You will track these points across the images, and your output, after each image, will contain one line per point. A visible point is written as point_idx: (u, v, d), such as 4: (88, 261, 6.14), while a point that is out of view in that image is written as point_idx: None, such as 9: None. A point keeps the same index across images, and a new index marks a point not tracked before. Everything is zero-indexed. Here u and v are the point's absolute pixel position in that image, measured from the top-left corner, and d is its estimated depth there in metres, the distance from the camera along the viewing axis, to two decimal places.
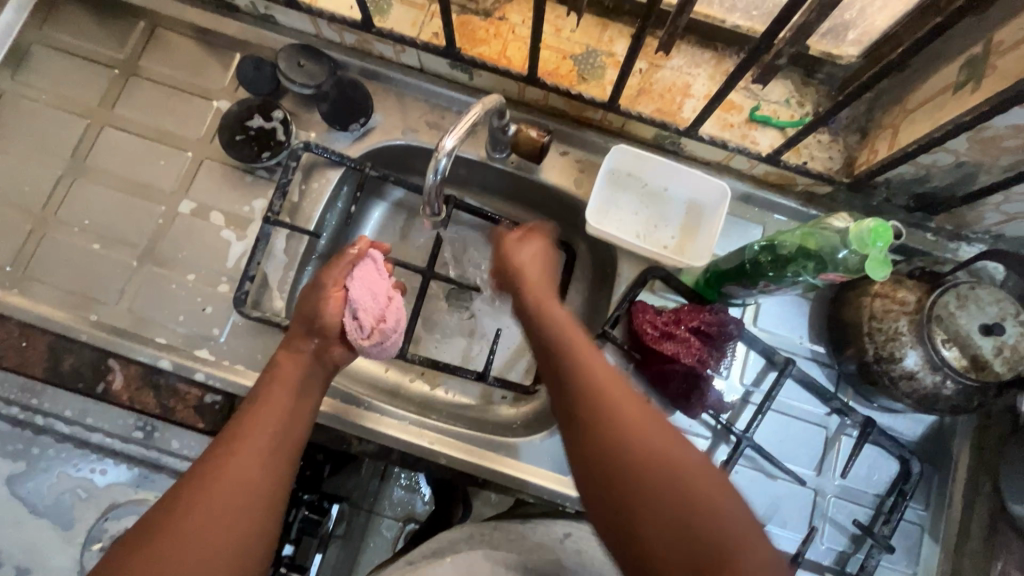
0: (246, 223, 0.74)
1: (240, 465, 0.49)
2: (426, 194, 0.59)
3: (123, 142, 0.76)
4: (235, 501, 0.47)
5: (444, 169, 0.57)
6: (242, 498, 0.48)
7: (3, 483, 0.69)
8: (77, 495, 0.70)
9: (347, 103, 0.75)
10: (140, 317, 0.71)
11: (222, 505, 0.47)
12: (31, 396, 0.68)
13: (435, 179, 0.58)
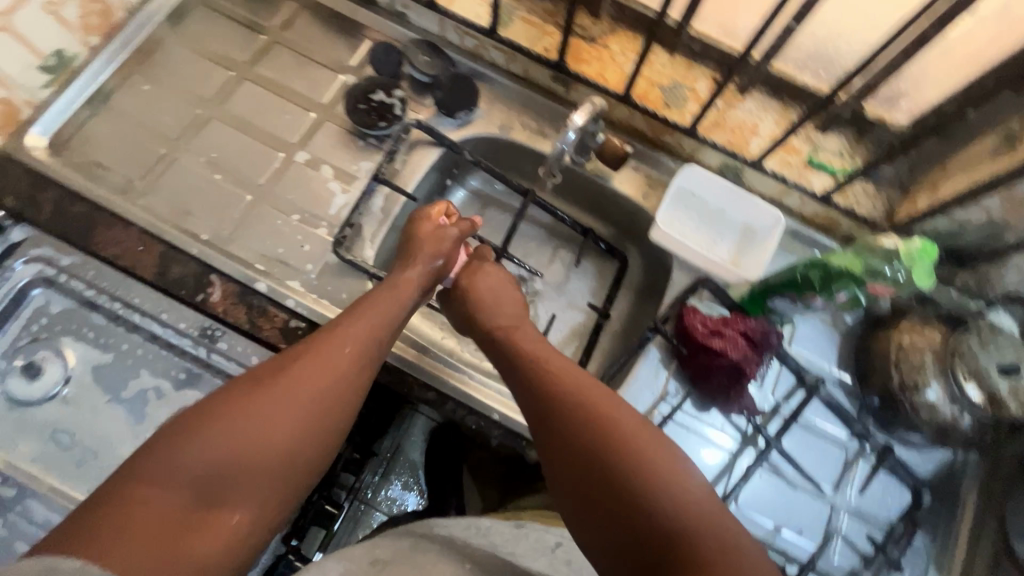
0: (352, 181, 0.84)
1: (307, 368, 0.55)
2: (550, 156, 0.78)
3: (256, 95, 0.87)
4: (299, 406, 0.53)
5: (569, 140, 0.75)
6: (294, 392, 0.54)
7: (89, 370, 0.74)
8: (153, 394, 0.74)
9: (457, 93, 0.86)
10: (246, 244, 0.80)
11: (280, 404, 0.53)
12: (134, 294, 0.75)
13: (561, 147, 0.77)
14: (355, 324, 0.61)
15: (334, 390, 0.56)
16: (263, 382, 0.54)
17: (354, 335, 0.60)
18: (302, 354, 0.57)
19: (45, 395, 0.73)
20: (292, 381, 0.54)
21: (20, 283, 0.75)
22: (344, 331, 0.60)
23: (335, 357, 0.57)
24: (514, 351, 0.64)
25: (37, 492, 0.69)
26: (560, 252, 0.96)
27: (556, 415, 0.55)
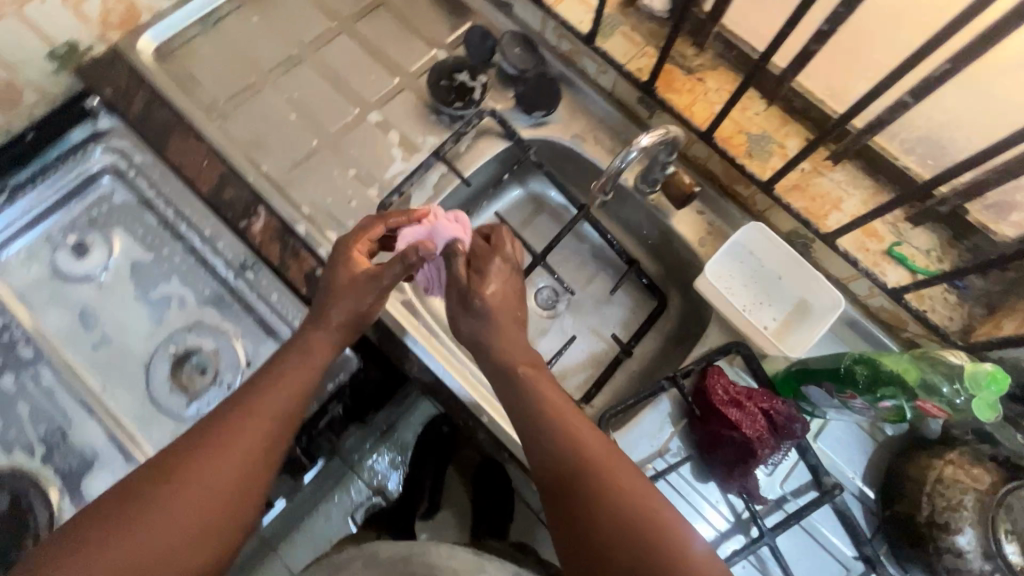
0: (414, 152, 0.84)
1: (218, 443, 0.56)
2: (604, 175, 0.73)
3: (349, 48, 0.89)
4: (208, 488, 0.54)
5: (630, 160, 0.70)
6: (201, 479, 0.54)
7: (128, 264, 0.78)
8: (176, 302, 0.77)
9: (538, 92, 0.85)
10: (299, 186, 0.82)
11: (186, 492, 0.53)
12: (189, 206, 0.79)
13: (618, 166, 0.71)
14: (272, 387, 0.60)
15: (237, 462, 0.56)
16: (176, 464, 0.54)
17: (266, 399, 0.59)
18: (220, 423, 0.57)
19: (83, 275, 0.77)
20: (197, 468, 0.54)
21: (93, 168, 0.80)
22: (264, 392, 0.60)
23: (241, 427, 0.57)
24: (538, 409, 0.59)
25: (50, 361, 0.73)
26: (599, 276, 0.93)
27: (587, 501, 0.53)
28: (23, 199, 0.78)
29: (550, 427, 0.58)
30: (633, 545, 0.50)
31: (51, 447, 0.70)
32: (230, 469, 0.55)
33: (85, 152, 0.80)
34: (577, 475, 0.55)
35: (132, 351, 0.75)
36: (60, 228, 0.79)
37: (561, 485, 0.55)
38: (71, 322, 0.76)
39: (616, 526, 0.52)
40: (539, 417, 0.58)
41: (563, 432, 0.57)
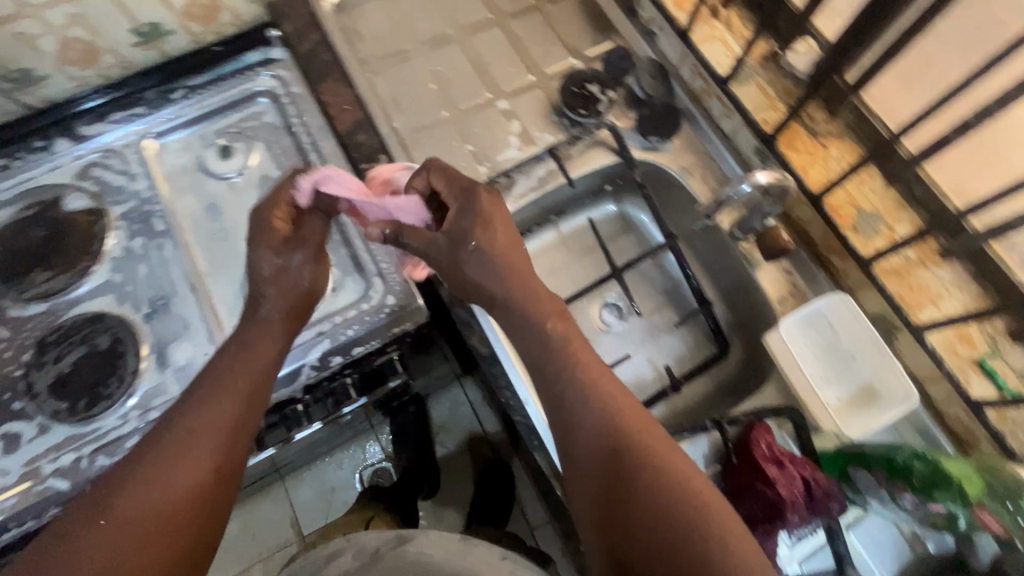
0: (529, 144, 0.89)
1: (175, 451, 0.58)
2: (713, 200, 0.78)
3: (497, 38, 0.96)
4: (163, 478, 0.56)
5: (740, 192, 0.76)
6: (158, 469, 0.57)
7: (260, 176, 0.88)
8: None
9: (660, 120, 0.89)
10: (420, 147, 0.89)
11: (146, 481, 0.56)
12: (321, 139, 0.88)
13: (727, 195, 0.77)
14: (218, 392, 0.61)
15: (202, 453, 0.58)
16: (109, 498, 0.55)
17: (218, 405, 0.60)
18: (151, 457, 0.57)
19: (220, 174, 0.87)
20: (150, 466, 0.57)
21: (257, 88, 0.92)
22: (217, 389, 0.61)
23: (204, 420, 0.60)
24: (580, 373, 0.63)
25: (174, 237, 0.83)
26: (665, 307, 0.94)
27: (627, 471, 0.57)
28: (197, 99, 0.90)
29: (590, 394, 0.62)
30: (666, 506, 0.55)
31: (152, 309, 0.79)
32: (198, 455, 0.58)
33: (255, 74, 0.92)
34: (615, 447, 0.59)
35: (238, 249, 0.83)
36: (216, 131, 0.90)
37: (602, 456, 0.59)
38: (199, 210, 0.85)
39: (651, 491, 0.56)
40: (572, 377, 0.63)
41: (601, 404, 0.61)
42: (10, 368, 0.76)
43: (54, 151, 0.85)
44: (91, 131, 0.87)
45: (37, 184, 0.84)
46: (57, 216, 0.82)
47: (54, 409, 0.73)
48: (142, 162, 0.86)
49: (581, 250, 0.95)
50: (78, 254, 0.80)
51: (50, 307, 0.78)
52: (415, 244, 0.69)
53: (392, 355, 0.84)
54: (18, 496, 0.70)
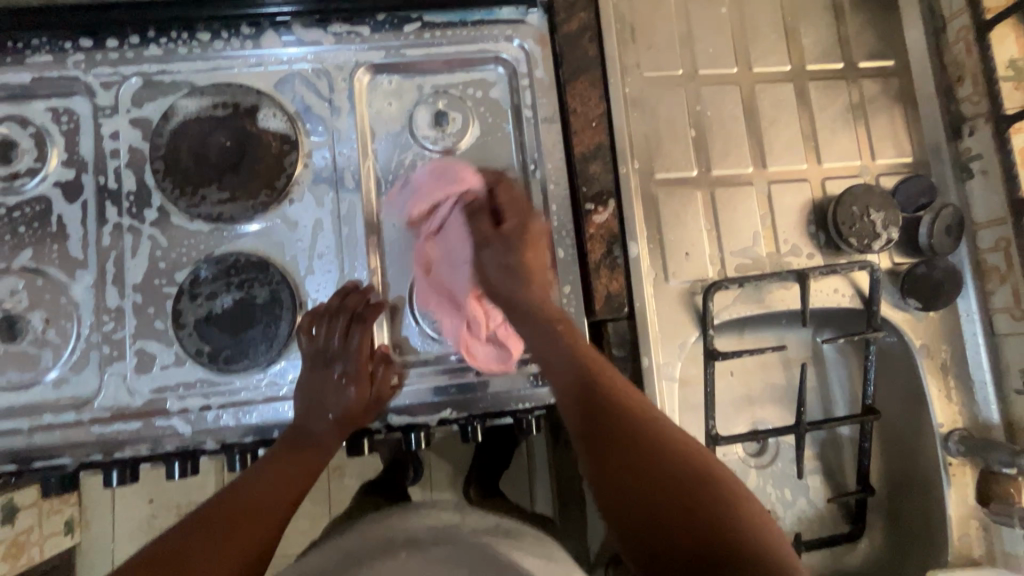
0: (772, 251, 0.75)
1: (265, 488, 0.63)
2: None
3: (786, 100, 0.78)
4: (255, 505, 0.61)
5: None
6: (248, 505, 0.61)
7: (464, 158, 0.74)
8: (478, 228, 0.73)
9: (935, 285, 0.73)
10: (653, 203, 0.75)
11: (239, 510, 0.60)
12: (541, 150, 0.74)
13: None
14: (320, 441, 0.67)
15: (262, 540, 0.59)
16: (227, 502, 0.61)
17: (304, 454, 0.66)
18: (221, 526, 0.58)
19: (426, 144, 0.74)
20: (246, 499, 0.61)
21: (499, 53, 0.76)
22: (284, 454, 0.65)
23: (269, 501, 0.62)
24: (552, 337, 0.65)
25: (362, 201, 0.73)
26: (817, 462, 0.86)
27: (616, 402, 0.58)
28: (430, 42, 0.75)
29: (571, 381, 0.61)
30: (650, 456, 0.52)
31: (317, 277, 0.72)
32: (265, 515, 0.61)
33: (504, 38, 0.76)
34: (600, 420, 0.56)
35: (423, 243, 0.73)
36: (436, 86, 0.76)
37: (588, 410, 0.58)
38: (392, 178, 0.74)
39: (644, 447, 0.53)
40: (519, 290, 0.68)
41: (585, 386, 0.60)
42: (161, 280, 0.70)
43: (261, 45, 0.74)
44: (307, 37, 0.74)
45: (234, 79, 0.74)
46: (247, 129, 0.71)
47: (197, 348, 0.68)
48: (350, 97, 0.74)
49: (756, 370, 0.86)
50: (259, 185, 0.71)
51: (215, 231, 0.71)
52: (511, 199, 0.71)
53: (531, 419, 0.74)
54: (141, 423, 0.68)
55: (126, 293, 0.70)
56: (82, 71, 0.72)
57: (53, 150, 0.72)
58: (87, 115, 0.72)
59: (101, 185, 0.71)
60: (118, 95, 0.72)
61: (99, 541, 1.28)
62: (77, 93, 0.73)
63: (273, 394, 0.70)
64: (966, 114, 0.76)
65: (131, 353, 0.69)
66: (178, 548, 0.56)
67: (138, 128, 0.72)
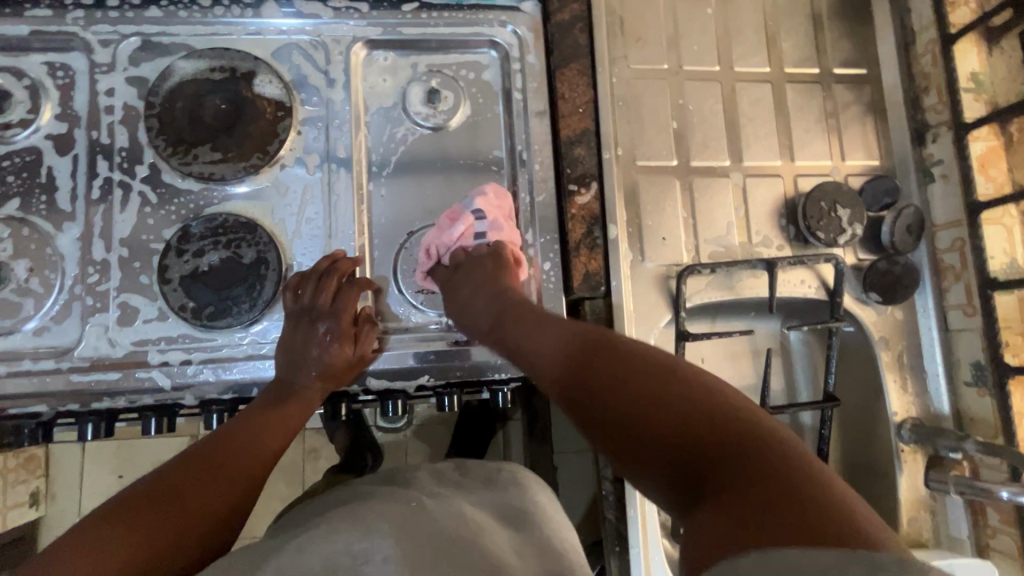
0: (745, 241, 0.79)
1: (252, 432, 0.64)
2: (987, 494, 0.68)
3: (764, 100, 0.82)
4: (240, 447, 0.63)
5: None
6: (233, 447, 0.63)
7: (454, 135, 0.77)
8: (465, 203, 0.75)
9: (895, 280, 0.77)
10: (633, 189, 0.79)
11: (224, 453, 0.62)
12: (528, 132, 0.76)
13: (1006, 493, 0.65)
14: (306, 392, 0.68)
15: (242, 485, 0.61)
16: (213, 444, 0.63)
17: (290, 403, 0.67)
18: (204, 468, 0.60)
19: (418, 120, 0.76)
20: (232, 442, 0.63)
21: (493, 37, 0.78)
22: (271, 403, 0.67)
23: (255, 445, 0.64)
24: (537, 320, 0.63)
25: (352, 171, 0.75)
26: None
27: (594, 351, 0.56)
28: (427, 22, 0.78)
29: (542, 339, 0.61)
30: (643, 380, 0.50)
31: (305, 241, 0.73)
32: (249, 458, 0.63)
33: (498, 23, 0.78)
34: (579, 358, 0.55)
35: (409, 215, 0.75)
36: (430, 65, 0.78)
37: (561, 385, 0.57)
38: (383, 151, 0.76)
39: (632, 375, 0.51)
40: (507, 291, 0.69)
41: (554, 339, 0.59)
42: (149, 237, 0.71)
43: (261, 14, 0.76)
44: (306, 9, 0.76)
45: (233, 45, 0.75)
46: (242, 93, 0.73)
47: (180, 303, 0.69)
48: (346, 70, 0.76)
49: (725, 358, 0.89)
50: (252, 147, 0.72)
51: (206, 191, 0.73)
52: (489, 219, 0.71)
53: (506, 392, 0.77)
54: (121, 375, 0.68)
55: (113, 247, 0.71)
56: (81, 28, 0.73)
57: (47, 104, 0.73)
58: (84, 71, 0.73)
59: (93, 140, 0.72)
60: (116, 53, 0.73)
61: (66, 514, 1.27)
62: (74, 49, 0.74)
63: (254, 353, 0.71)
64: (931, 122, 0.81)
65: (114, 306, 0.70)
66: (163, 486, 0.57)
67: (134, 87, 0.73)
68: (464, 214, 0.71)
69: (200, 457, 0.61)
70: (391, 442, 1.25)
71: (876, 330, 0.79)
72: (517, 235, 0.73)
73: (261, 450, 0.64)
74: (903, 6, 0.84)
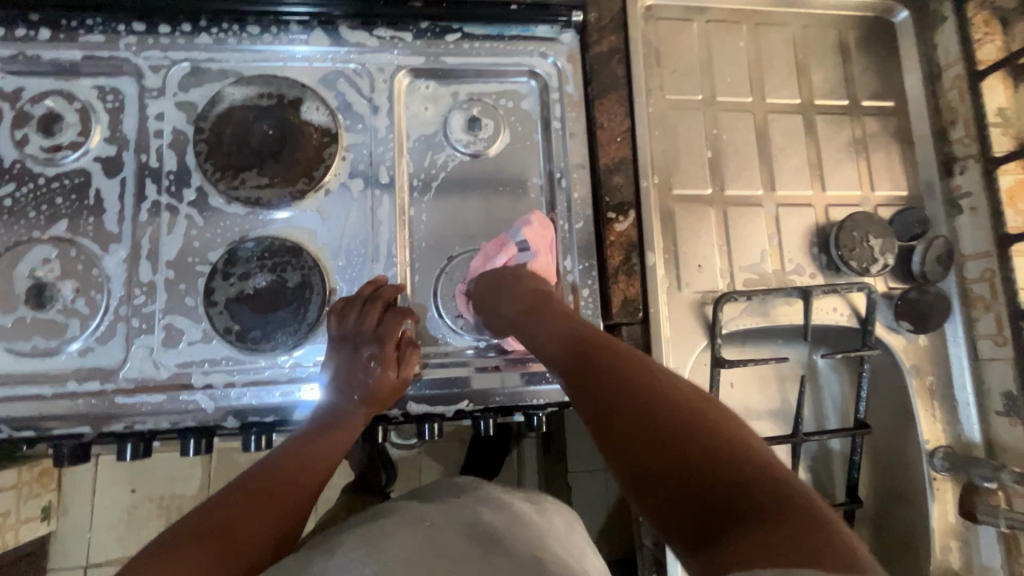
0: (778, 269, 0.80)
1: (300, 460, 0.65)
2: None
3: (795, 131, 0.84)
4: (290, 475, 0.64)
5: None
6: (283, 474, 0.63)
7: (495, 162, 0.78)
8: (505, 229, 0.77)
9: (926, 309, 0.79)
10: (670, 216, 0.80)
11: (275, 481, 0.62)
12: (567, 159, 0.78)
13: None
14: (351, 421, 0.69)
15: (293, 510, 0.61)
16: (263, 473, 0.63)
17: (337, 431, 0.68)
18: (253, 498, 0.60)
19: (458, 147, 0.78)
20: (281, 471, 0.64)
21: (534, 67, 0.80)
22: (317, 431, 0.67)
23: (304, 474, 0.64)
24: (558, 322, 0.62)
25: (394, 196, 0.76)
26: (807, 473, 0.90)
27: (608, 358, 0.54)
28: (468, 52, 0.80)
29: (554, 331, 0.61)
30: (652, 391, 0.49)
31: (348, 264, 0.74)
32: (299, 486, 0.63)
33: (538, 53, 0.80)
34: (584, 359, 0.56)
35: (449, 240, 0.76)
36: (470, 93, 0.80)
37: (586, 384, 0.53)
38: (424, 177, 0.77)
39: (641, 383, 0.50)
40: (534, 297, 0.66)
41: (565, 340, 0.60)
42: (195, 259, 0.72)
43: (308, 43, 0.77)
44: (352, 38, 0.78)
45: (280, 72, 0.77)
46: (290, 119, 0.74)
47: (226, 326, 0.70)
48: (390, 97, 0.78)
49: (753, 383, 0.90)
50: (297, 172, 0.74)
51: (251, 214, 0.74)
52: (531, 249, 0.72)
53: (541, 415, 0.77)
54: (165, 396, 0.69)
55: (159, 269, 0.72)
56: (133, 53, 0.75)
57: (97, 127, 0.74)
58: (133, 96, 0.75)
59: (142, 163, 0.74)
60: (166, 78, 0.75)
61: (77, 530, 1.25)
62: (125, 74, 0.75)
63: (294, 377, 0.71)
64: (958, 154, 0.83)
65: (159, 327, 0.71)
66: (210, 519, 0.56)
67: (183, 111, 0.75)
68: (508, 245, 0.72)
69: (250, 486, 0.61)
70: (406, 461, 1.25)
71: (906, 358, 0.80)
72: (552, 270, 0.74)
73: (309, 479, 0.65)
74: (929, 42, 0.87)
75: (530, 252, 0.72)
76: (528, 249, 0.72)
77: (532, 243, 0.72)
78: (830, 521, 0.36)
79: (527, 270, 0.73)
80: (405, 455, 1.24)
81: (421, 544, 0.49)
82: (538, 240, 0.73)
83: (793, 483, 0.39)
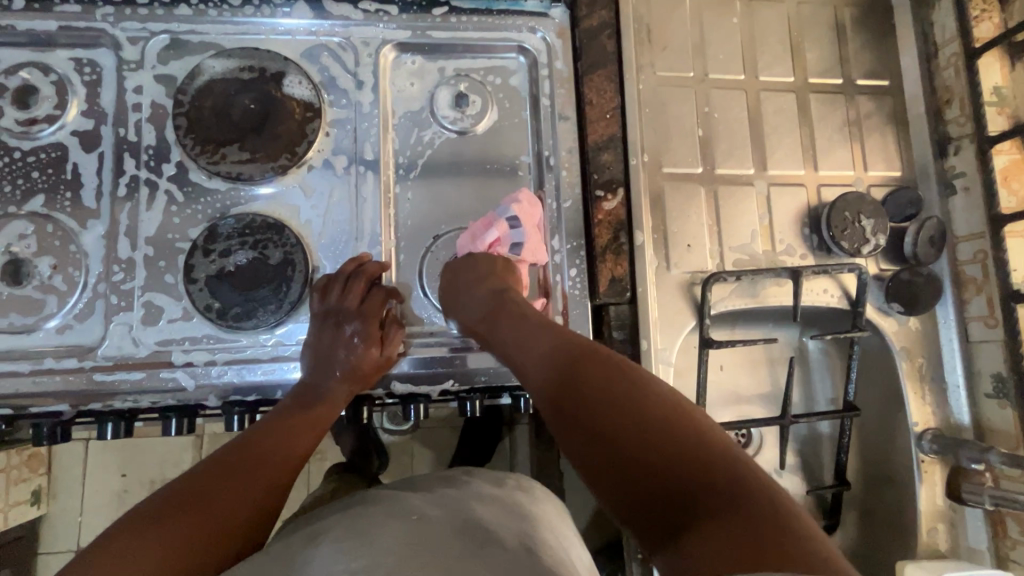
0: (769, 249, 0.80)
1: (280, 435, 0.64)
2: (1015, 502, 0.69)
3: (789, 110, 0.83)
4: (269, 450, 0.63)
5: None
6: (262, 449, 0.62)
7: (482, 139, 0.77)
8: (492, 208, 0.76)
9: (918, 291, 0.78)
10: (659, 196, 0.79)
11: (253, 455, 0.62)
12: (555, 136, 0.76)
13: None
14: (333, 397, 0.68)
15: (273, 485, 0.60)
16: (242, 448, 0.62)
17: (319, 407, 0.67)
18: (231, 472, 0.59)
19: (445, 123, 0.76)
20: (260, 445, 0.63)
21: (522, 43, 0.78)
22: (298, 407, 0.66)
23: (284, 449, 0.63)
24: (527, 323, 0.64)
25: (379, 173, 0.74)
26: (796, 456, 0.90)
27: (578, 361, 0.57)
28: (455, 26, 0.78)
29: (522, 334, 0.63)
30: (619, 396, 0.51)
31: (331, 242, 0.73)
32: (280, 460, 0.62)
33: (527, 28, 0.78)
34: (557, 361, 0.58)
35: (435, 219, 0.75)
36: (457, 69, 0.78)
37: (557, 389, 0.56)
38: (409, 154, 0.76)
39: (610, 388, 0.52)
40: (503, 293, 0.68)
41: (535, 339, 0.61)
42: (175, 235, 0.71)
43: (291, 15, 0.75)
44: (336, 11, 0.76)
45: (262, 45, 0.75)
46: (272, 93, 0.73)
47: (206, 304, 0.69)
48: (374, 72, 0.76)
49: (744, 366, 0.89)
50: (280, 148, 0.72)
51: (233, 190, 0.72)
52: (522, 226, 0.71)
53: (528, 397, 0.77)
54: (145, 374, 0.68)
55: (138, 245, 0.70)
56: (110, 24, 0.73)
57: (74, 100, 0.72)
58: (111, 68, 0.73)
59: (120, 137, 0.72)
60: (145, 50, 0.73)
61: (66, 514, 1.25)
62: (102, 46, 0.73)
63: (276, 355, 0.70)
64: (952, 134, 0.82)
65: (139, 304, 0.69)
66: (188, 493, 0.56)
67: (162, 85, 0.73)
68: (499, 221, 0.71)
69: (228, 460, 0.60)
70: (397, 446, 1.24)
71: (897, 341, 0.80)
72: (542, 251, 0.73)
73: (290, 453, 0.64)
74: (926, 20, 0.85)
75: (520, 229, 0.71)
76: (518, 227, 0.71)
77: (524, 221, 0.71)
78: (786, 516, 0.39)
79: (516, 248, 0.72)
80: (395, 439, 1.24)
81: (396, 519, 0.48)
82: (529, 218, 0.72)
83: (753, 481, 0.42)
